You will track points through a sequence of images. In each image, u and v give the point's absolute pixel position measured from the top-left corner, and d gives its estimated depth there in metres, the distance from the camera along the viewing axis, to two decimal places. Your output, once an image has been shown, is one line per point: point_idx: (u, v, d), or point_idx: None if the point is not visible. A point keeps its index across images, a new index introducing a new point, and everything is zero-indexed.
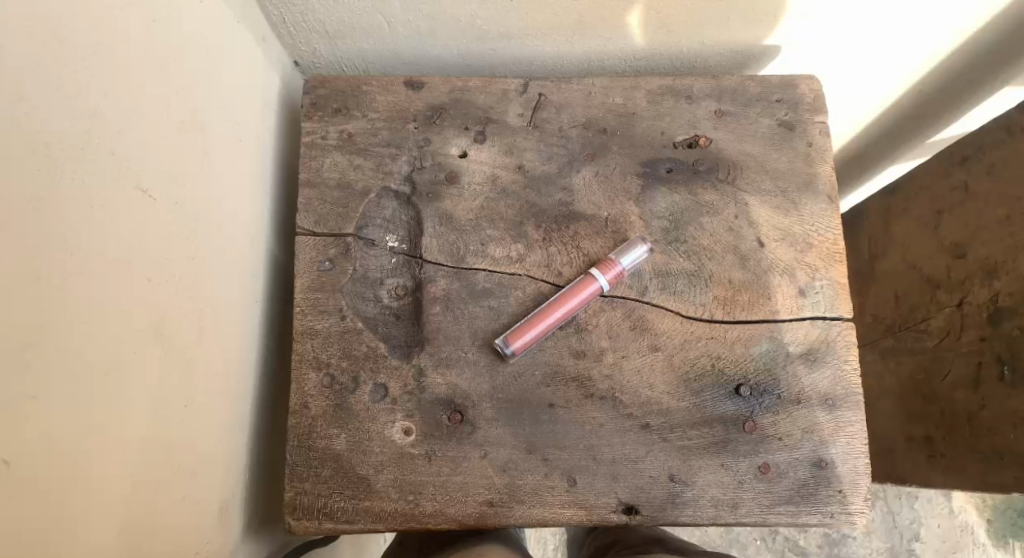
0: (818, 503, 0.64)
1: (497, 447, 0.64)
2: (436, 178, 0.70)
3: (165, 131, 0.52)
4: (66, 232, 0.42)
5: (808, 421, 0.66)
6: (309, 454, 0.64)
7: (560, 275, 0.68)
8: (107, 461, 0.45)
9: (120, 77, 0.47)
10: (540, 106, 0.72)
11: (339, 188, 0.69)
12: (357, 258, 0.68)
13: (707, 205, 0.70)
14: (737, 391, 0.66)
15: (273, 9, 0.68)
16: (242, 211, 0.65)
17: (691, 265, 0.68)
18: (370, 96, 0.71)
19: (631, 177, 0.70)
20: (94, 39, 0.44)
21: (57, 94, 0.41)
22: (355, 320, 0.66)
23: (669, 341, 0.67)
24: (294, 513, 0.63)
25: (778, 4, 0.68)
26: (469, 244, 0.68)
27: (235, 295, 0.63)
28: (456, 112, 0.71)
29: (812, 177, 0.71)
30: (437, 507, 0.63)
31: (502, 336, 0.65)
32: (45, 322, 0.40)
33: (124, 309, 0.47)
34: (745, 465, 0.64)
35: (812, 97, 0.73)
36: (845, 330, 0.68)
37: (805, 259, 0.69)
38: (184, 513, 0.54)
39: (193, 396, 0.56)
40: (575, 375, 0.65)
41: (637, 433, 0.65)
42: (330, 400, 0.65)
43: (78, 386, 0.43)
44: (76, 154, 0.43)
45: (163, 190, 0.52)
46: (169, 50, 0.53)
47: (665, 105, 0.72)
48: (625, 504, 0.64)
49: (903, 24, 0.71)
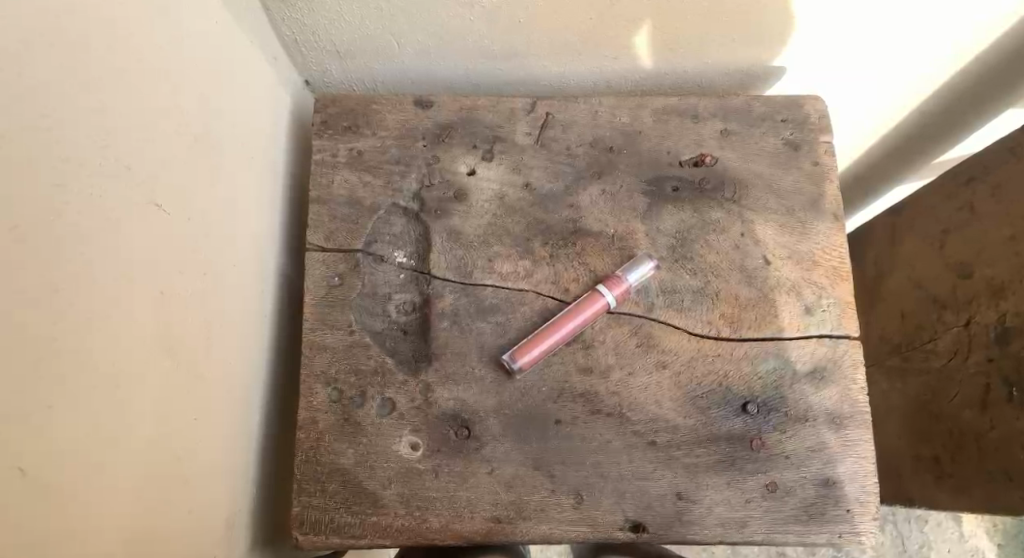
0: (826, 522, 0.64)
1: (503, 463, 0.64)
2: (444, 195, 0.70)
3: (180, 147, 0.54)
4: (80, 246, 0.43)
5: (815, 440, 0.65)
6: (316, 468, 0.64)
7: (566, 291, 0.68)
8: (116, 467, 0.46)
9: (133, 91, 0.48)
10: (546, 125, 0.73)
11: (349, 205, 0.70)
12: (366, 274, 0.68)
13: (712, 223, 0.70)
14: (743, 409, 0.66)
15: (284, 28, 0.69)
16: (252, 224, 0.66)
17: (697, 283, 0.68)
18: (379, 115, 0.73)
19: (637, 195, 0.71)
20: (108, 54, 0.46)
21: (75, 109, 0.42)
22: (363, 335, 0.67)
23: (676, 359, 0.67)
24: (301, 528, 0.63)
25: (784, 23, 0.69)
26: (476, 260, 0.69)
27: (244, 310, 0.64)
28: (464, 130, 0.72)
29: (816, 195, 0.71)
30: (442, 522, 0.63)
31: (509, 351, 0.65)
32: (57, 331, 0.41)
33: (135, 320, 0.48)
34: (752, 483, 0.64)
35: (817, 116, 0.74)
36: (850, 348, 0.68)
37: (811, 277, 0.69)
38: (193, 523, 0.54)
39: (203, 408, 0.56)
40: (582, 392, 0.66)
41: (644, 450, 0.64)
42: (338, 415, 0.65)
43: (91, 393, 0.43)
44: (92, 168, 0.44)
45: (175, 202, 0.53)
46: (181, 65, 0.54)
47: (670, 124, 0.73)
48: (632, 521, 0.63)
49: (903, 42, 0.72)
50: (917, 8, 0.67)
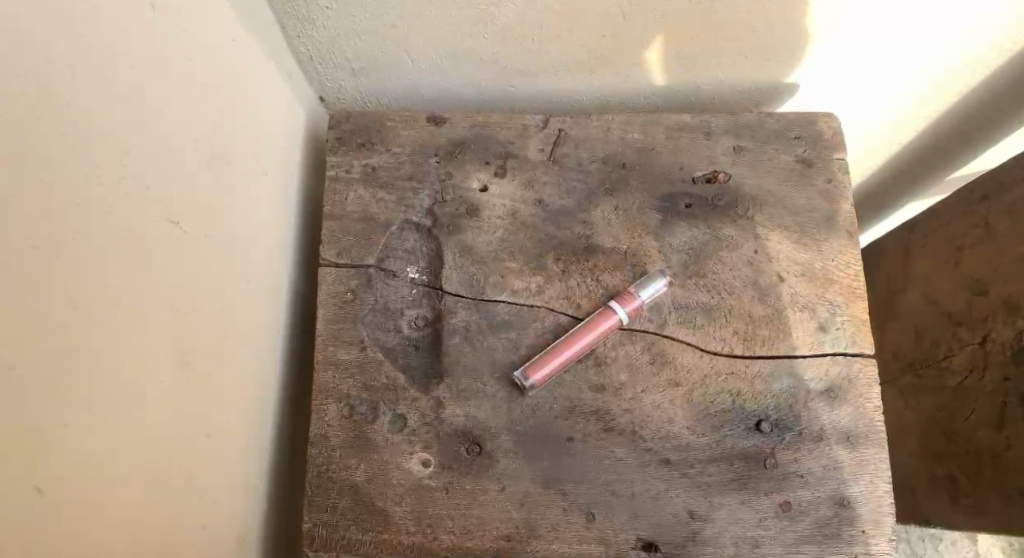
0: (842, 543, 0.63)
1: (515, 481, 0.64)
2: (457, 211, 0.71)
3: (198, 165, 0.54)
4: (99, 264, 0.43)
5: (829, 459, 0.64)
6: (328, 484, 0.64)
7: (578, 307, 0.68)
8: (128, 479, 0.45)
9: (153, 110, 0.49)
10: (559, 142, 0.73)
11: (362, 221, 0.70)
12: (378, 289, 0.69)
13: (726, 240, 0.70)
14: (757, 427, 0.65)
15: (300, 45, 0.70)
16: (267, 240, 0.67)
17: (710, 300, 0.68)
18: (393, 131, 0.73)
19: (649, 212, 0.71)
20: (127, 70, 0.46)
21: (97, 129, 0.43)
22: (375, 350, 0.67)
23: (689, 377, 0.66)
24: (311, 545, 0.63)
25: (795, 40, 0.69)
26: (488, 276, 0.69)
27: (257, 325, 0.64)
28: (477, 147, 0.73)
29: (830, 212, 0.71)
30: (454, 540, 0.62)
31: (521, 368, 0.65)
32: (76, 348, 0.41)
33: (151, 336, 0.48)
34: (766, 502, 0.63)
35: (832, 133, 0.73)
36: (865, 366, 0.67)
37: (825, 294, 0.69)
38: (206, 539, 0.54)
39: (216, 424, 0.56)
40: (593, 409, 0.65)
41: (656, 468, 0.64)
42: (349, 431, 0.65)
43: (108, 410, 0.44)
44: (111, 185, 0.44)
45: (192, 218, 0.53)
46: (200, 82, 0.55)
47: (683, 140, 0.73)
48: (644, 540, 0.63)
49: (916, 58, 0.72)
50: (929, 26, 0.67)
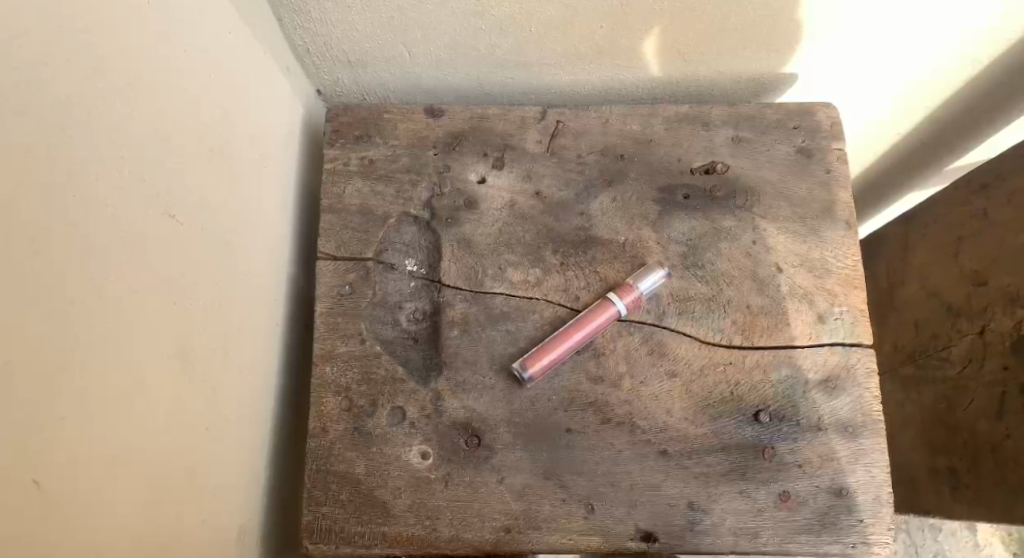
0: (840, 533, 0.63)
1: (514, 472, 0.64)
2: (456, 204, 0.71)
3: (199, 161, 0.54)
4: (98, 257, 0.43)
5: (828, 450, 0.65)
6: (327, 477, 0.64)
7: (577, 299, 0.68)
8: (131, 475, 0.46)
9: (153, 106, 0.49)
10: (557, 134, 0.73)
11: (361, 214, 0.70)
12: (376, 282, 0.69)
13: (724, 231, 0.70)
14: (756, 418, 0.65)
15: (298, 38, 0.70)
16: (267, 233, 0.67)
17: (709, 291, 0.68)
18: (391, 124, 0.73)
19: (648, 203, 0.71)
20: (128, 67, 0.46)
21: (96, 123, 0.43)
22: (374, 344, 0.67)
23: (688, 368, 0.66)
24: (310, 538, 0.63)
25: (794, 32, 0.69)
26: (487, 269, 0.69)
27: (257, 320, 0.64)
28: (475, 139, 0.73)
29: (829, 203, 0.71)
30: (453, 532, 0.62)
31: (520, 360, 0.65)
32: (77, 342, 0.41)
33: (150, 333, 0.48)
34: (765, 494, 0.64)
35: (830, 124, 0.73)
36: (865, 357, 0.67)
37: (825, 285, 0.69)
38: (206, 535, 0.54)
39: (216, 419, 0.57)
40: (592, 401, 0.65)
41: (655, 459, 0.64)
42: (348, 425, 0.65)
43: (115, 410, 0.44)
44: (112, 180, 0.44)
45: (193, 214, 0.53)
46: (201, 81, 0.56)
47: (682, 131, 0.73)
48: (643, 532, 0.63)
49: (918, 47, 0.72)
50: (930, 14, 0.67)
